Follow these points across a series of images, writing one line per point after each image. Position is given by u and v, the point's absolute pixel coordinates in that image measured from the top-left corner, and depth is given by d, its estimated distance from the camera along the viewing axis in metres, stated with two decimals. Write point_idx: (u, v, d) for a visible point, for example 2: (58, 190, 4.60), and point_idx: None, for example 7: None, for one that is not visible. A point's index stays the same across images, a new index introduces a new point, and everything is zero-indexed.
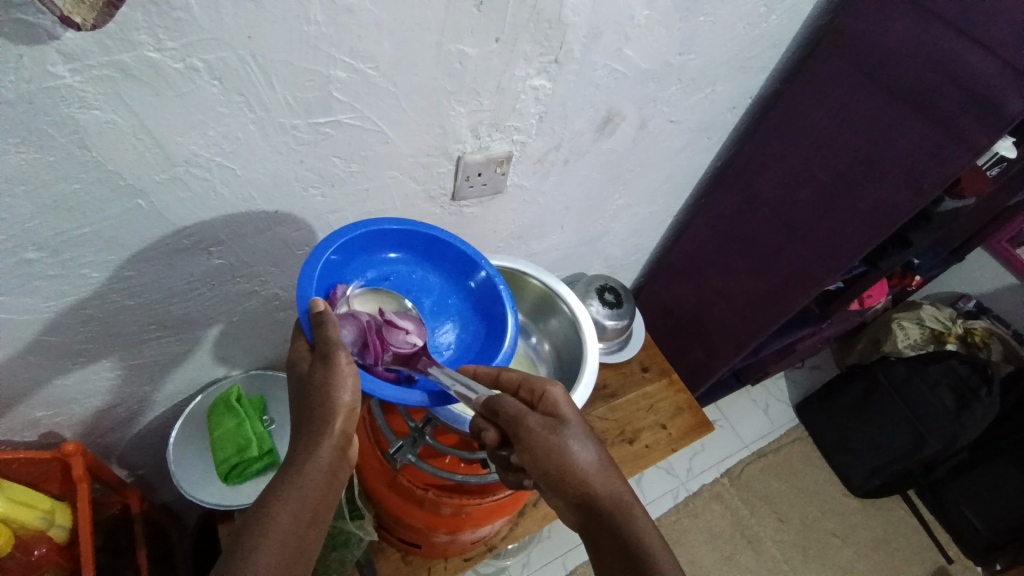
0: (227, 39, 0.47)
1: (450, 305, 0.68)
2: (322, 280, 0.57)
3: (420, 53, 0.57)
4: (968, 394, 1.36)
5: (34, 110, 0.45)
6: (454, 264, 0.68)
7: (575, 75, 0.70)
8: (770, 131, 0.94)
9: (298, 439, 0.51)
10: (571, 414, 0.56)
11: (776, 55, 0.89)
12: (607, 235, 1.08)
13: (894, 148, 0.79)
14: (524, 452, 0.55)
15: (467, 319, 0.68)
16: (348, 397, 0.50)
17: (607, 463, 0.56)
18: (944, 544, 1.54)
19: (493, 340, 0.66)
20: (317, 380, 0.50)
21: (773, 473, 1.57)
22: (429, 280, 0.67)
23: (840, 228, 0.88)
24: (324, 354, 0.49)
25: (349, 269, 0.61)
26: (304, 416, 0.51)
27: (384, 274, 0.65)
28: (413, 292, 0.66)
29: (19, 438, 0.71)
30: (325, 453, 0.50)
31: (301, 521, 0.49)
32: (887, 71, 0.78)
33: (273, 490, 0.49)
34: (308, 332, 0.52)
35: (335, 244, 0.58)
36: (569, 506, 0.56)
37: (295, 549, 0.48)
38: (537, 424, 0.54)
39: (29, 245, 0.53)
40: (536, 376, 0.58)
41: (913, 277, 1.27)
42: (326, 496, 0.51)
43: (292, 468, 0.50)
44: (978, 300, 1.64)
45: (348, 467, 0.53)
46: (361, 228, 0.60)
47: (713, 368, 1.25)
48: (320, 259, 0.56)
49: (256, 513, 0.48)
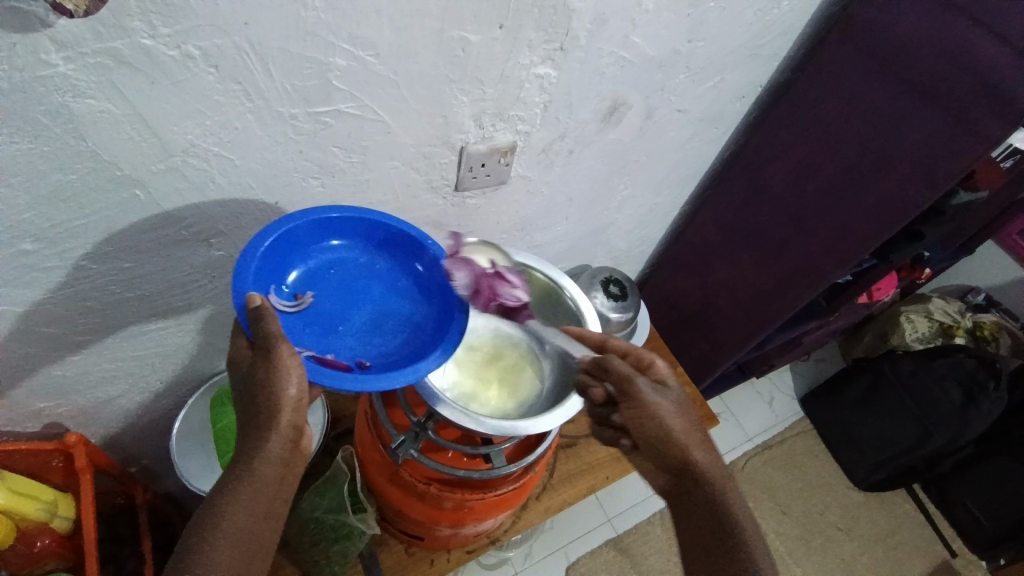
0: (223, 26, 0.46)
1: (402, 289, 0.63)
2: (259, 276, 0.54)
3: (421, 40, 0.55)
4: (974, 388, 1.34)
5: (27, 99, 0.44)
6: (402, 246, 0.63)
7: (580, 63, 0.69)
8: (780, 121, 0.92)
9: (246, 438, 0.50)
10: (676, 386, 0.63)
11: (787, 42, 0.87)
12: (612, 226, 1.07)
13: (904, 140, 0.77)
14: (631, 410, 0.61)
15: (419, 301, 0.63)
16: (294, 389, 0.49)
17: (702, 437, 0.61)
18: (949, 537, 1.54)
19: (446, 322, 0.61)
20: (260, 375, 0.49)
21: (776, 466, 1.56)
22: (377, 265, 0.63)
23: (847, 222, 0.87)
24: (265, 350, 0.48)
25: (289, 260, 0.59)
26: (247, 410, 0.50)
27: (329, 263, 0.61)
28: (361, 279, 0.62)
29: (21, 429, 0.71)
30: (275, 447, 0.49)
31: (256, 518, 0.48)
32: (901, 60, 0.76)
33: (225, 489, 0.48)
34: (247, 328, 0.49)
35: (271, 237, 0.55)
36: (660, 471, 0.61)
37: (252, 544, 0.48)
38: (646, 385, 0.61)
39: (26, 237, 0.52)
40: (644, 350, 0.66)
41: (923, 269, 1.25)
42: (279, 489, 0.50)
43: (241, 464, 0.49)
44: (988, 292, 1.62)
45: (302, 457, 0.53)
46: (300, 217, 0.57)
47: (718, 362, 1.24)
48: (254, 256, 0.53)
49: (204, 514, 0.48)
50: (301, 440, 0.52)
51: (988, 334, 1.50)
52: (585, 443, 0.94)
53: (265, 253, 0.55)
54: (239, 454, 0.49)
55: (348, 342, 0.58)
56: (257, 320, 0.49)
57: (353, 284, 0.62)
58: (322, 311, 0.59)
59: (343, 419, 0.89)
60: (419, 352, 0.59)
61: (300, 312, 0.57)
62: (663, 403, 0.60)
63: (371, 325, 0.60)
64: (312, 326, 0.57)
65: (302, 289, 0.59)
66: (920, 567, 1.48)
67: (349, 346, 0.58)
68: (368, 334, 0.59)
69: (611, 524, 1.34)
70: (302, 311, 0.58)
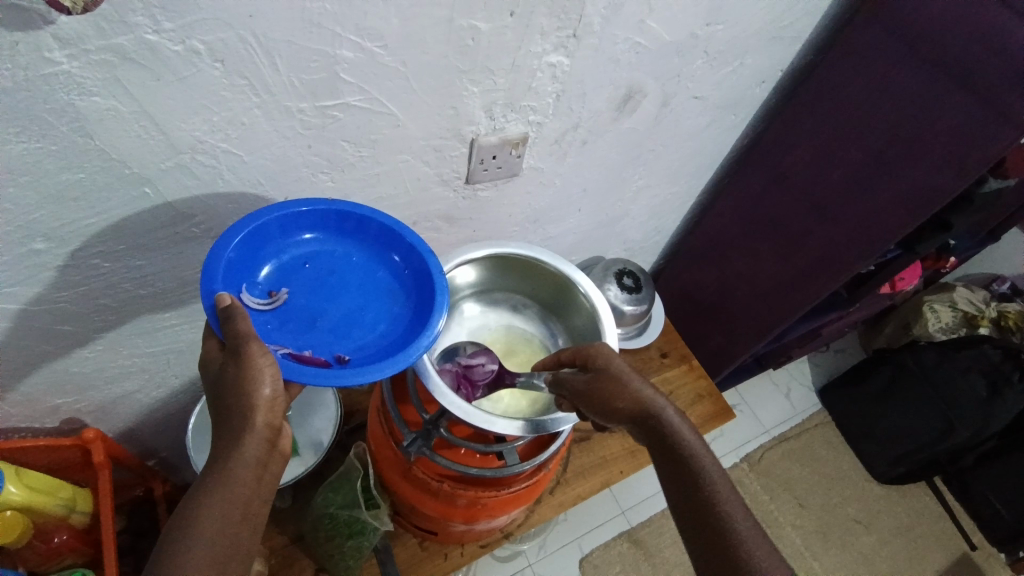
0: (226, 19, 0.45)
1: (379, 281, 0.62)
2: (228, 275, 0.54)
3: (430, 28, 0.54)
4: (1000, 380, 1.31)
5: (33, 98, 0.43)
6: (377, 237, 0.62)
7: (594, 50, 0.67)
8: (801, 108, 0.89)
9: (222, 438, 0.49)
10: (618, 358, 0.62)
11: (811, 24, 0.83)
12: (626, 217, 1.05)
13: (932, 127, 0.74)
14: (591, 412, 0.61)
15: (397, 292, 0.61)
16: (269, 389, 0.48)
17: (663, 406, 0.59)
18: (968, 530, 1.52)
19: (424, 313, 0.59)
20: (231, 375, 0.48)
21: (793, 459, 1.54)
22: (354, 258, 0.62)
23: (873, 212, 0.84)
24: (235, 350, 0.48)
25: (261, 256, 0.58)
26: (221, 410, 0.49)
27: (303, 257, 0.60)
28: (337, 272, 0.61)
29: (40, 424, 0.72)
30: (252, 447, 0.49)
31: (235, 517, 0.48)
32: (932, 42, 0.73)
33: (204, 487, 0.48)
34: (218, 330, 0.50)
35: (241, 233, 0.54)
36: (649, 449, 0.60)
37: (229, 546, 0.47)
38: (588, 386, 0.61)
39: (37, 236, 0.52)
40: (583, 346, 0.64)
41: (948, 259, 1.22)
42: (258, 488, 0.49)
43: (218, 464, 0.48)
44: (1013, 282, 1.57)
45: (282, 457, 0.52)
46: (273, 212, 0.56)
47: (735, 354, 1.22)
48: (223, 254, 0.53)
49: (180, 516, 0.47)
50: (278, 439, 0.51)
51: (1013, 324, 1.45)
52: (598, 438, 0.93)
53: (234, 251, 0.54)
54: (222, 451, 0.49)
55: (325, 338, 0.57)
56: (229, 320, 0.48)
57: (328, 278, 0.60)
58: (298, 307, 0.58)
59: (356, 413, 0.89)
60: (397, 345, 0.57)
61: (275, 309, 0.57)
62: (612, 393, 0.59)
63: (347, 318, 0.59)
64: (289, 323, 0.57)
65: (276, 287, 0.58)
66: (939, 561, 1.45)
67: (326, 341, 0.57)
68: (346, 328, 0.58)
69: (625, 517, 1.34)
70: (278, 309, 0.57)
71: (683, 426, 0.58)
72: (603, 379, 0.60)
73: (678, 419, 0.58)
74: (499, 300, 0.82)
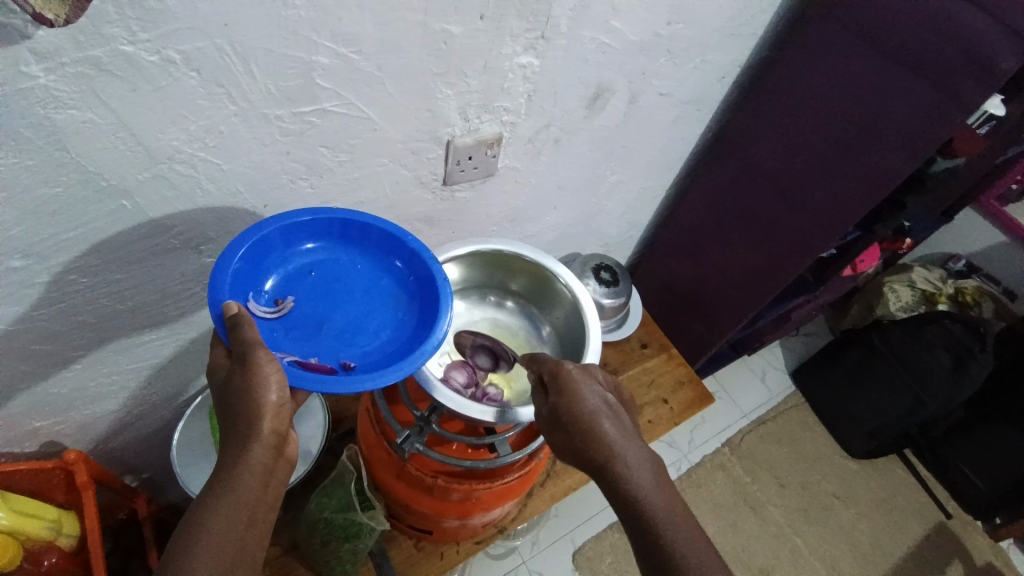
0: (203, 28, 0.45)
1: (383, 287, 0.63)
2: (235, 284, 0.54)
3: (403, 33, 0.55)
4: (964, 353, 1.35)
5: (11, 113, 0.43)
6: (379, 243, 0.63)
7: (563, 51, 0.69)
8: (764, 100, 0.93)
9: (228, 445, 0.50)
10: (588, 394, 0.57)
11: (765, 21, 0.87)
12: (601, 213, 1.07)
13: (888, 112, 0.78)
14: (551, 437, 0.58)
15: (400, 299, 0.62)
16: (274, 396, 0.49)
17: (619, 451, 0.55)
18: (943, 500, 1.58)
19: (429, 318, 0.60)
20: (237, 384, 0.49)
21: (773, 440, 1.59)
22: (358, 265, 0.63)
23: (839, 196, 0.88)
24: (242, 357, 0.48)
25: (265, 266, 0.58)
26: (227, 417, 0.50)
27: (308, 266, 0.61)
28: (341, 280, 0.62)
29: (19, 449, 0.70)
30: (257, 455, 0.49)
31: (240, 524, 0.48)
32: (883, 32, 0.76)
33: (209, 496, 0.48)
34: (224, 336, 0.50)
35: (244, 245, 0.55)
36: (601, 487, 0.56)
37: (234, 555, 0.47)
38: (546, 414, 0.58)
39: (15, 254, 0.52)
40: (551, 365, 0.59)
41: (904, 240, 1.31)
42: (262, 497, 0.49)
43: (224, 472, 0.49)
44: (968, 259, 1.65)
45: (287, 464, 0.52)
46: (272, 224, 0.57)
47: (713, 342, 1.26)
48: (228, 265, 0.53)
49: (187, 526, 0.47)
50: (284, 446, 0.52)
51: (971, 299, 1.54)
52: None
53: (239, 262, 0.55)
54: (225, 459, 0.49)
55: (329, 345, 0.58)
56: (235, 327, 0.49)
57: (333, 285, 0.61)
58: (304, 314, 0.59)
59: (345, 419, 0.89)
60: (402, 351, 0.58)
61: (282, 317, 0.57)
62: (568, 428, 0.56)
63: (353, 325, 0.60)
64: (295, 331, 0.57)
65: (283, 295, 0.59)
66: (916, 530, 1.52)
67: (331, 348, 0.57)
68: (351, 335, 0.59)
69: None
70: (284, 317, 0.57)
71: (647, 479, 0.54)
72: (568, 418, 0.56)
73: (643, 467, 0.54)
74: (478, 299, 0.83)
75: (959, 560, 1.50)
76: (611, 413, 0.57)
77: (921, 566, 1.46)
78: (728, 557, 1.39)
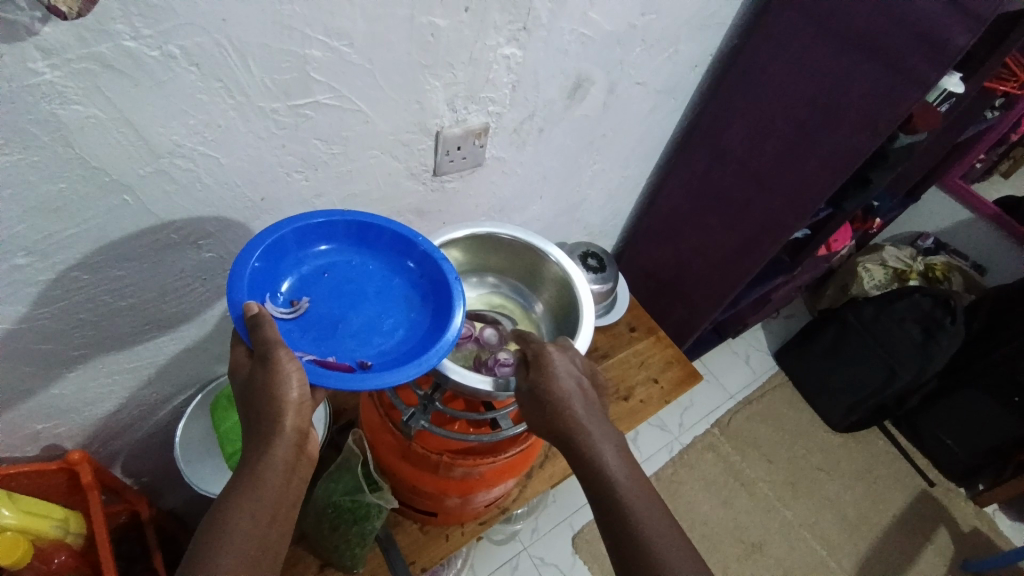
0: (203, 25, 0.47)
1: (396, 288, 0.65)
2: (253, 286, 0.56)
3: (393, 28, 0.57)
4: (934, 326, 1.40)
5: (17, 111, 0.44)
6: (390, 245, 0.65)
7: (544, 42, 0.72)
8: (734, 88, 0.97)
9: (251, 442, 0.51)
10: (563, 373, 0.57)
11: (733, 11, 0.91)
12: (584, 203, 1.11)
13: (849, 93, 0.83)
14: (530, 410, 0.57)
15: (414, 300, 0.64)
16: (296, 392, 0.50)
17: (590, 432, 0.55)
18: (925, 468, 1.65)
19: (443, 317, 0.62)
20: (260, 381, 0.50)
21: (759, 419, 1.64)
22: (370, 267, 0.65)
23: (808, 177, 0.92)
24: (264, 356, 0.50)
25: (281, 269, 0.60)
26: (248, 414, 0.52)
27: (321, 267, 0.63)
28: (354, 282, 0.64)
29: (21, 453, 0.70)
30: (281, 451, 0.51)
31: (262, 523, 0.49)
32: (839, 19, 0.81)
33: (234, 489, 0.49)
34: (246, 337, 0.52)
35: (263, 245, 0.57)
36: None
37: (259, 551, 0.48)
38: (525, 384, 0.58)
39: (19, 251, 0.52)
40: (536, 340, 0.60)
41: (874, 220, 1.33)
42: (285, 492, 0.51)
43: (247, 469, 0.50)
44: (936, 236, 1.72)
45: (308, 461, 0.54)
46: (287, 224, 0.59)
47: (697, 323, 1.30)
48: (246, 266, 0.55)
49: (212, 522, 0.48)
50: (305, 444, 0.53)
51: (940, 274, 1.61)
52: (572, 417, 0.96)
53: (256, 264, 0.56)
54: (248, 453, 0.51)
55: (347, 345, 0.59)
56: (257, 327, 0.51)
57: (347, 286, 0.63)
58: (320, 315, 0.60)
59: (345, 412, 0.91)
60: (416, 348, 0.60)
61: (297, 318, 0.59)
62: (545, 398, 0.56)
63: (368, 325, 0.61)
64: (312, 331, 0.59)
65: (298, 295, 0.60)
66: (900, 499, 1.57)
67: (349, 348, 0.59)
68: (367, 335, 0.61)
69: None
70: (300, 318, 0.59)
71: (615, 459, 0.54)
72: (545, 395, 0.56)
73: (618, 462, 0.54)
74: (474, 283, 0.86)
75: (942, 525, 1.55)
76: (585, 396, 0.57)
77: (906, 532, 1.52)
78: (722, 533, 1.43)
